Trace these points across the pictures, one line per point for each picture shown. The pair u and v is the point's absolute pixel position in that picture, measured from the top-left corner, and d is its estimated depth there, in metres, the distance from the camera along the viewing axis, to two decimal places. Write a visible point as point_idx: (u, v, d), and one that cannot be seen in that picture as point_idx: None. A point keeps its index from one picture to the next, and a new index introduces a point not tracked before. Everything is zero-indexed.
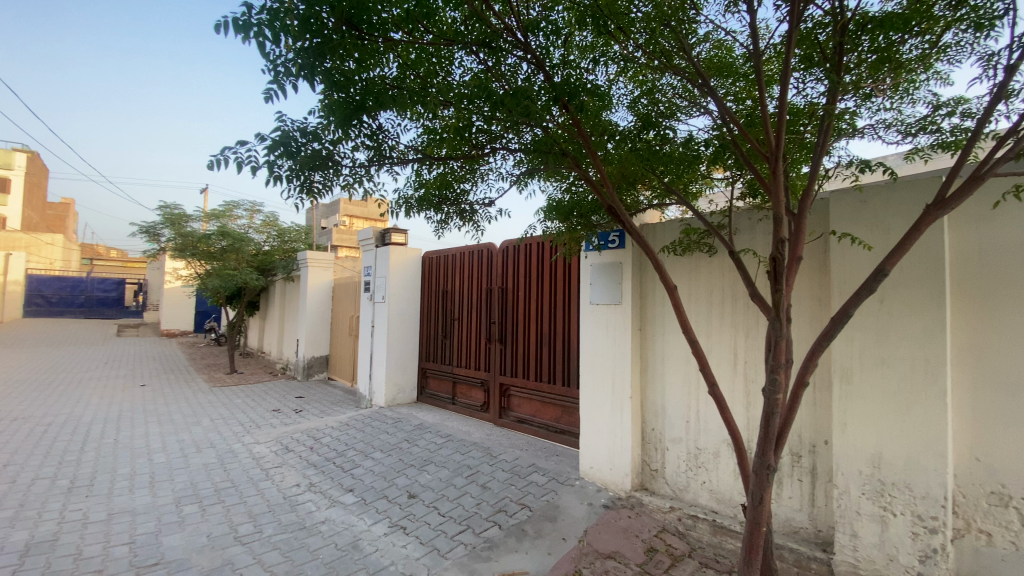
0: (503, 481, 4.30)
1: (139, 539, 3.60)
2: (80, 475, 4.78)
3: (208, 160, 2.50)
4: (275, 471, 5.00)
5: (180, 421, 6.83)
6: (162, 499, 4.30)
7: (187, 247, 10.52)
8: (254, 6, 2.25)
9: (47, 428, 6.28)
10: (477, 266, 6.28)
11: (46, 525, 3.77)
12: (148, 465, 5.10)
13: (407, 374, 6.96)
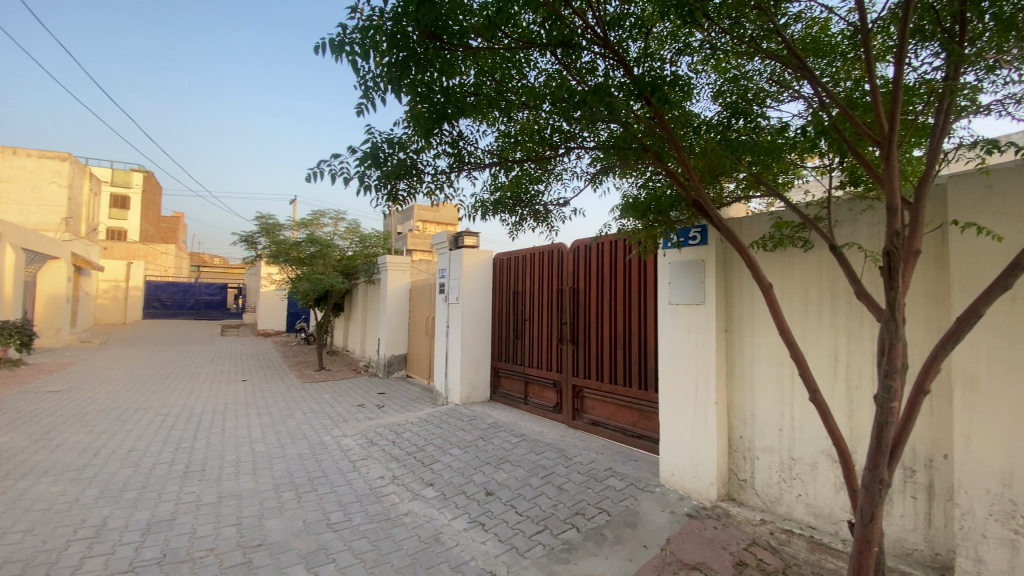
0: (579, 484, 4.25)
1: (244, 521, 3.94)
2: (194, 460, 5.32)
3: (308, 174, 2.77)
4: (360, 463, 5.27)
5: (276, 414, 7.41)
6: (263, 485, 4.67)
7: (280, 253, 11.42)
8: (348, 26, 2.43)
9: (166, 418, 7.05)
10: (548, 266, 6.27)
11: (167, 504, 4.23)
12: (250, 454, 5.57)
13: (481, 373, 7.09)
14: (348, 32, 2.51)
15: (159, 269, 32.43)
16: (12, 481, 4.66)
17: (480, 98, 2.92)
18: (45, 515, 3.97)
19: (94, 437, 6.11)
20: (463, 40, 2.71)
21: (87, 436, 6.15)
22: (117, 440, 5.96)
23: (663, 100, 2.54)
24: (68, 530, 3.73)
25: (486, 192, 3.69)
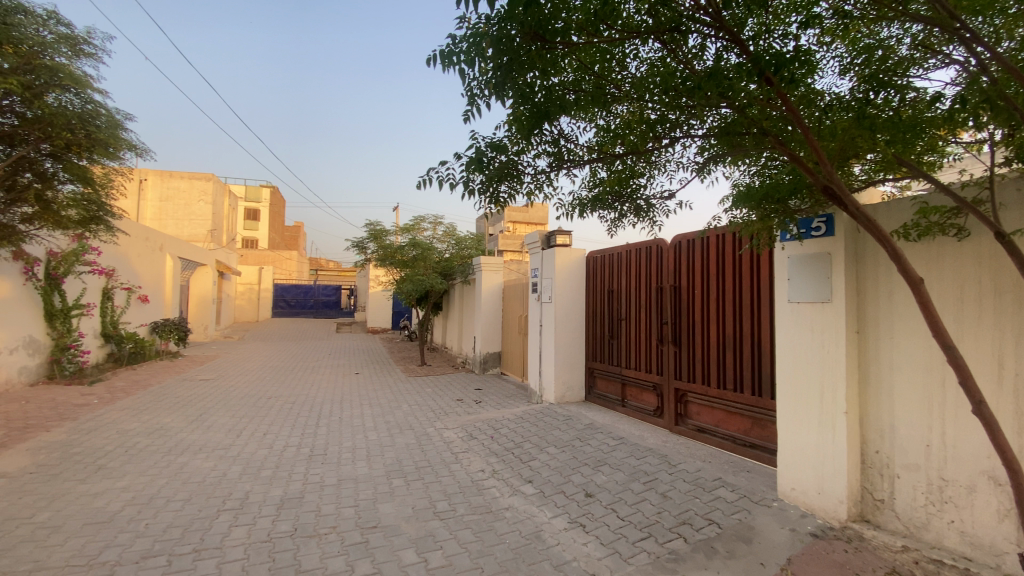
0: (685, 492, 4.05)
1: (360, 503, 4.27)
2: (317, 445, 5.89)
3: (420, 181, 3.02)
4: (462, 455, 5.48)
5: (385, 405, 7.96)
6: (376, 471, 5.04)
7: (387, 257, 12.28)
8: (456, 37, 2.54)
9: (294, 406, 7.88)
10: (645, 263, 6.06)
11: (296, 483, 4.71)
12: (363, 441, 6.03)
13: (576, 373, 7.03)
14: (456, 42, 2.63)
15: (284, 273, 36.37)
16: (177, 455, 5.49)
17: (580, 93, 2.92)
18: (202, 486, 4.61)
19: (237, 420, 7.00)
20: (565, 37, 2.71)
21: (231, 419, 7.06)
22: (255, 424, 6.77)
23: (787, 78, 2.34)
24: (219, 500, 4.30)
25: (585, 190, 3.66)
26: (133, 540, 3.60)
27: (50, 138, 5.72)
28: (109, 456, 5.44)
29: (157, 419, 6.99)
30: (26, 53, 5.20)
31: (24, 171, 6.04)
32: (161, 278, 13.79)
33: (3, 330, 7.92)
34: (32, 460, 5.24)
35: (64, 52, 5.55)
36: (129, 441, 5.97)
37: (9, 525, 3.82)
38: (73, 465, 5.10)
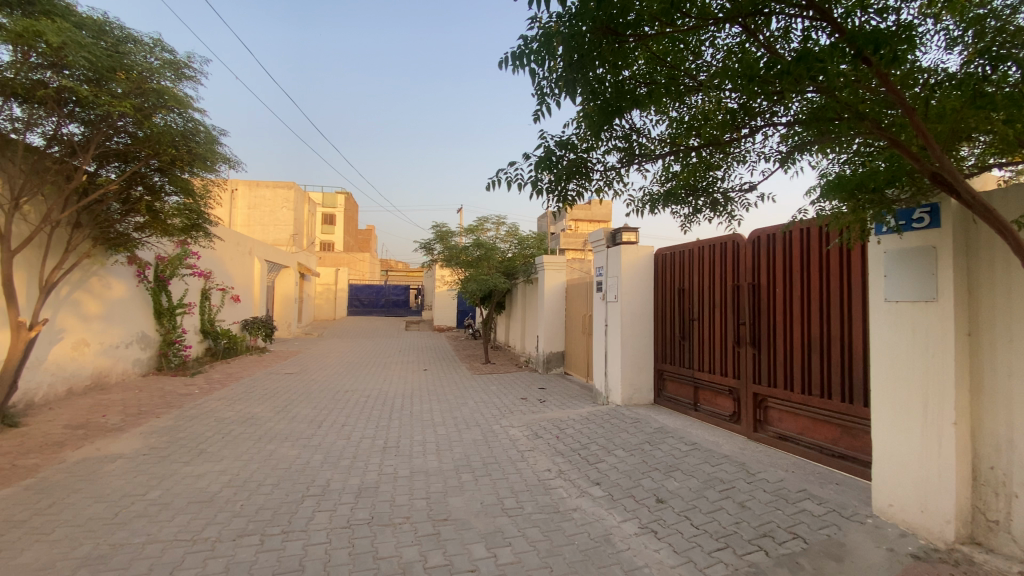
0: (766, 503, 3.82)
1: (431, 496, 4.41)
2: (390, 438, 6.15)
3: (490, 182, 3.31)
4: (528, 454, 5.51)
5: (452, 401, 8.17)
6: (445, 465, 5.18)
7: (453, 258, 12.59)
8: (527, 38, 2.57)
9: (368, 400, 8.29)
10: (719, 260, 5.79)
11: (371, 474, 4.95)
12: (433, 436, 6.22)
13: (644, 374, 6.85)
14: (527, 43, 2.65)
15: (357, 274, 38.36)
16: (266, 442, 5.94)
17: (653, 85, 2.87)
18: (288, 473, 4.96)
19: (318, 412, 7.47)
20: (638, 29, 2.65)
21: (313, 411, 7.54)
22: (334, 416, 7.19)
23: (887, 57, 2.19)
24: (303, 487, 4.61)
25: (657, 185, 3.57)
26: (230, 519, 3.94)
27: (158, 154, 6.36)
28: (208, 441, 5.99)
29: (248, 408, 7.61)
30: (138, 79, 5.75)
31: (138, 185, 6.84)
32: (250, 279, 15.01)
33: (122, 326, 8.95)
34: (146, 443, 5.88)
35: (169, 76, 6.09)
36: (225, 428, 6.55)
37: (129, 500, 4.31)
38: (179, 449, 5.67)
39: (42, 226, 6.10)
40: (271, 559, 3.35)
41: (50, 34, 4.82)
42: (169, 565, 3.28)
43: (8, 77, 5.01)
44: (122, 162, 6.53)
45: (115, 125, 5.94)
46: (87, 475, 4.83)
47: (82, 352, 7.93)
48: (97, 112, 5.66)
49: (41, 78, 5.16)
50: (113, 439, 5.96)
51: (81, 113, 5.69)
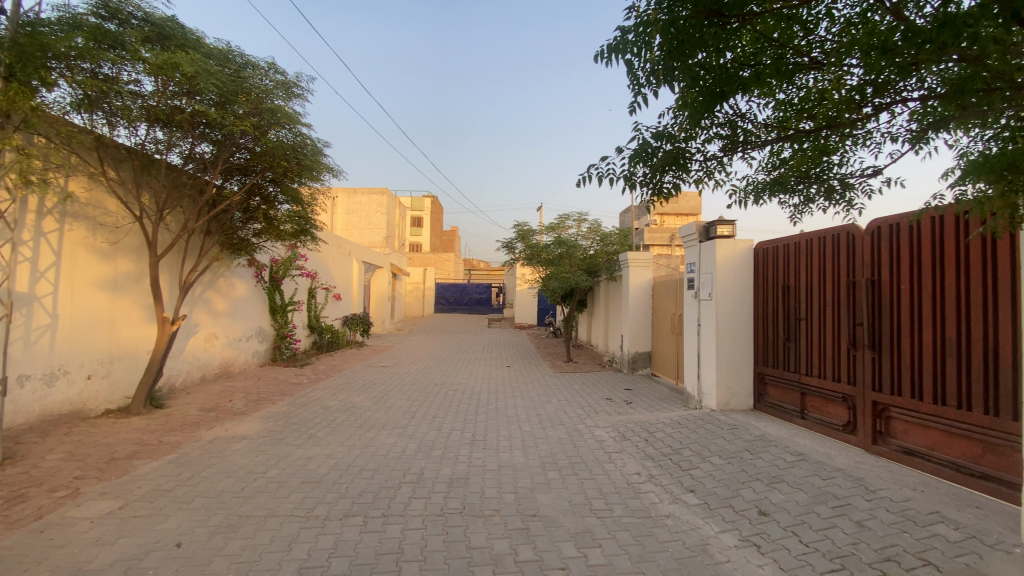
0: (889, 524, 3.44)
1: (520, 491, 4.47)
2: (478, 431, 6.33)
3: (580, 178, 3.25)
4: (616, 455, 5.40)
5: (537, 399, 8.22)
6: (532, 461, 5.23)
7: (534, 256, 12.67)
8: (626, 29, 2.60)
9: (455, 394, 8.60)
10: (831, 255, 5.29)
11: (461, 465, 5.13)
12: (519, 432, 6.31)
13: (741, 378, 6.44)
14: (626, 34, 2.69)
15: (444, 273, 39.92)
16: (365, 430, 6.38)
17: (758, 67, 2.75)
18: (386, 460, 5.28)
19: (411, 403, 7.88)
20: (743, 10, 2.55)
21: (406, 402, 7.96)
22: (426, 408, 7.54)
23: None
24: (400, 474, 4.89)
25: (763, 173, 3.64)
26: (337, 500, 4.27)
27: (272, 167, 7.07)
28: (316, 427, 6.54)
29: (350, 398, 8.21)
30: (255, 100, 6.41)
31: (256, 196, 7.62)
32: (348, 279, 16.17)
33: (244, 321, 10.04)
34: (265, 426, 6.55)
35: (280, 95, 6.72)
36: (330, 415, 7.12)
37: (252, 476, 4.83)
38: (292, 433, 6.25)
39: (181, 234, 7.01)
40: (373, 540, 3.58)
41: (185, 64, 5.55)
42: (287, 538, 3.62)
43: (152, 104, 5.80)
44: (243, 175, 7.31)
45: (237, 142, 6.66)
46: (218, 453, 5.47)
47: (212, 344, 9.00)
48: (224, 132, 6.39)
49: (177, 104, 5.91)
50: (238, 421, 6.71)
51: (211, 133, 6.45)
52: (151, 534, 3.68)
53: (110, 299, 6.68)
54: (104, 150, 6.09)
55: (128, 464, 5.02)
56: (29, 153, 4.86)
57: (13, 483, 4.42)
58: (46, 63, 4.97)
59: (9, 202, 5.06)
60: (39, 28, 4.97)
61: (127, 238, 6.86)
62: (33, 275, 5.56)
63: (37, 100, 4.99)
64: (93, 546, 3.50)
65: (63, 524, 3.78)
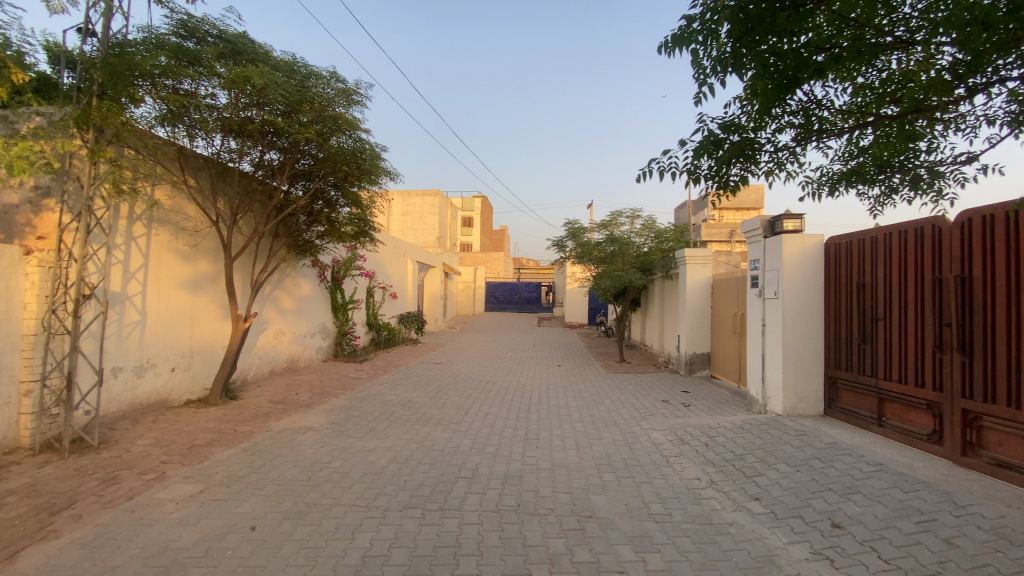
0: (984, 544, 3.14)
1: (575, 491, 4.43)
2: (531, 430, 6.34)
3: (641, 172, 3.79)
4: (674, 459, 5.24)
5: (590, 399, 8.13)
6: (586, 462, 5.17)
7: (586, 254, 12.53)
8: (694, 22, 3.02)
9: (508, 392, 8.65)
10: (913, 250, 4.89)
11: (515, 463, 5.15)
12: (573, 432, 6.25)
13: (810, 381, 6.08)
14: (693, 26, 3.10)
15: (495, 271, 40.31)
16: (421, 425, 6.54)
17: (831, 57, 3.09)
18: (441, 455, 5.40)
19: (465, 400, 8.00)
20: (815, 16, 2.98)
21: (460, 399, 8.10)
22: (479, 405, 7.64)
23: None
24: (456, 469, 4.98)
25: (844, 163, 3.95)
26: (397, 492, 4.41)
27: (334, 172, 7.40)
28: (375, 420, 6.79)
29: (406, 393, 8.45)
30: (318, 108, 6.72)
31: (319, 200, 8.00)
32: (403, 278, 16.65)
33: (308, 318, 10.58)
34: (328, 418, 6.87)
35: (341, 103, 7.00)
36: (388, 409, 7.36)
37: (318, 466, 5.08)
38: (353, 425, 6.52)
39: (253, 237, 7.46)
40: (432, 532, 3.67)
41: (255, 77, 5.91)
42: (350, 526, 3.78)
43: (226, 116, 6.19)
44: (307, 180, 7.67)
45: (302, 148, 7.01)
46: (286, 443, 5.80)
47: (280, 340, 9.54)
48: (290, 139, 6.74)
49: (247, 115, 6.28)
50: (304, 413, 7.07)
51: (279, 141, 6.82)
52: (228, 517, 3.95)
53: (190, 298, 7.22)
54: (184, 160, 6.59)
55: (207, 451, 5.41)
56: (120, 165, 5.34)
57: (110, 465, 4.86)
58: (134, 81, 5.44)
59: (103, 209, 5.57)
60: (128, 49, 5.44)
61: (205, 241, 7.44)
62: (126, 276, 6.09)
63: (127, 115, 5.47)
64: (178, 526, 3.79)
65: (151, 505, 4.12)
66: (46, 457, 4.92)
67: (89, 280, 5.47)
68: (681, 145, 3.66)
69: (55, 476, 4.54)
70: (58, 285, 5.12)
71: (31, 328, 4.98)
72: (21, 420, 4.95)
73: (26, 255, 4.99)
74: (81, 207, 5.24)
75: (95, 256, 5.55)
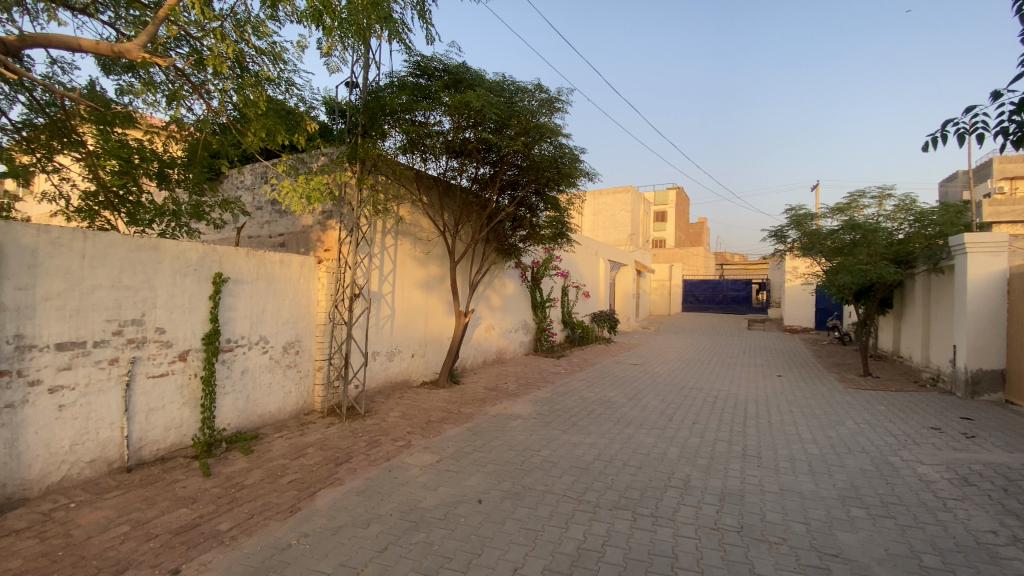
0: None
1: (812, 523, 3.82)
2: (749, 445, 5.70)
3: (926, 142, 3.28)
4: (953, 503, 4.11)
5: (823, 417, 6.94)
6: (826, 491, 4.41)
7: (814, 244, 10.87)
8: None
9: (716, 400, 7.96)
10: None
11: (734, 480, 4.68)
12: (804, 454, 5.41)
13: None
14: None
15: (692, 268, 37.74)
16: (624, 426, 6.47)
17: None
18: (649, 459, 5.24)
19: (668, 405, 7.63)
20: None
21: (663, 403, 7.76)
22: (684, 411, 7.21)
23: None
24: (665, 476, 4.77)
25: None
26: (606, 490, 4.43)
27: (537, 178, 7.80)
28: (578, 416, 6.97)
29: (606, 392, 8.48)
30: (525, 120, 7.21)
31: (524, 206, 8.58)
32: (597, 276, 16.82)
33: (513, 315, 11.48)
34: (535, 409, 7.31)
35: (545, 112, 7.40)
36: (589, 406, 7.48)
37: (530, 453, 5.44)
38: (558, 418, 6.81)
39: (471, 244, 8.40)
40: (646, 538, 3.58)
41: (473, 100, 6.57)
42: (564, 516, 3.93)
43: (451, 139, 7.04)
44: (514, 189, 8.23)
45: (510, 160, 7.59)
46: (501, 428, 6.36)
47: (490, 334, 10.57)
48: (500, 153, 7.36)
49: (465, 136, 7.01)
50: (513, 402, 7.67)
51: (491, 156, 7.49)
52: (459, 488, 4.49)
53: (424, 296, 8.48)
54: (420, 181, 7.79)
55: (439, 427, 6.28)
56: (377, 189, 6.60)
57: (371, 431, 6.02)
58: (383, 120, 6.69)
59: (366, 225, 6.95)
60: (379, 94, 6.68)
61: (434, 249, 8.69)
62: (382, 278, 7.47)
63: (380, 149, 6.73)
64: (422, 489, 4.48)
65: (401, 468, 4.96)
66: (330, 418, 6.33)
67: (358, 282, 6.86)
68: (992, 100, 3.10)
69: (337, 435, 5.80)
70: (338, 288, 6.56)
71: (322, 319, 6.48)
72: (316, 389, 6.50)
73: (319, 264, 6.49)
74: (353, 225, 6.64)
75: (363, 264, 6.94)
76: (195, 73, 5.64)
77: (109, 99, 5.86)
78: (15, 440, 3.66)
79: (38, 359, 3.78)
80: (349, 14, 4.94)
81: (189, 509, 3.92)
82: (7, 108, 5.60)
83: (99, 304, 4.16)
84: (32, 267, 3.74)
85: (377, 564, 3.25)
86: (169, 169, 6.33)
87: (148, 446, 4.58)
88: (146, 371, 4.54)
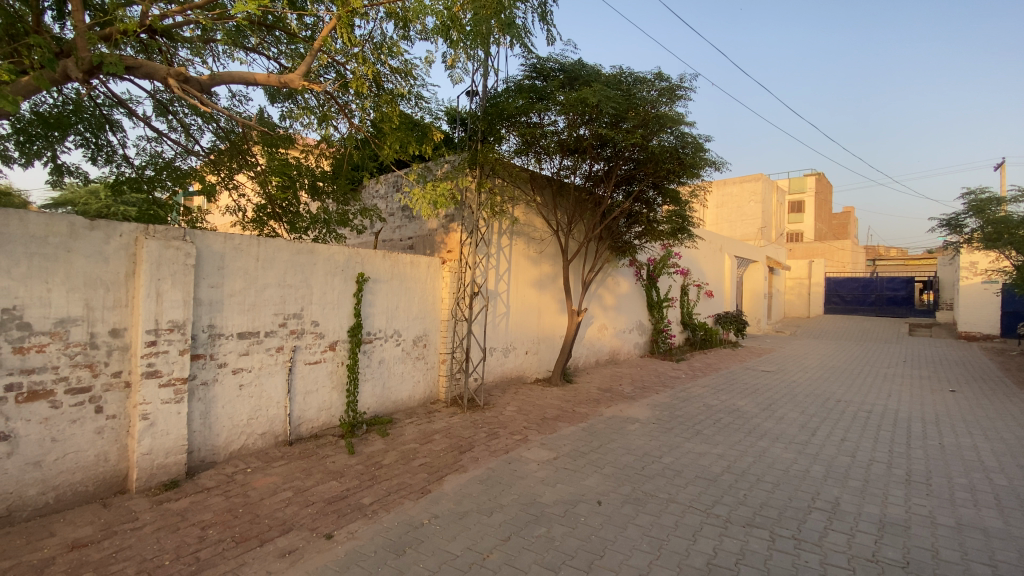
0: None
1: (1001, 566, 3.19)
2: (914, 470, 4.91)
3: None
4: None
5: (1017, 443, 5.72)
6: (1020, 531, 3.65)
7: (1001, 234, 9.08)
8: None
9: (869, 415, 6.98)
10: None
11: (895, 508, 4.06)
12: (989, 484, 4.53)
13: None
14: None
15: (835, 264, 33.46)
16: (756, 438, 5.94)
17: None
18: (787, 476, 4.75)
19: (809, 418, 6.86)
20: None
21: (802, 416, 6.99)
22: (829, 426, 6.42)
23: None
24: (808, 496, 4.30)
25: None
26: (737, 505, 4.13)
27: (656, 171, 7.50)
28: (702, 424, 6.56)
29: (733, 400, 7.87)
30: (643, 111, 6.94)
31: (639, 202, 8.30)
32: (721, 275, 15.68)
33: (628, 315, 11.20)
34: (654, 413, 7.04)
35: (665, 101, 7.10)
36: (715, 415, 7.00)
37: (650, 458, 5.25)
38: (680, 424, 6.48)
39: (585, 243, 8.34)
40: (787, 561, 3.26)
41: (590, 96, 6.47)
42: (691, 528, 3.73)
43: (565, 138, 7.03)
44: (628, 184, 8.02)
45: (626, 154, 7.38)
46: (619, 430, 6.22)
47: (603, 334, 10.42)
48: (616, 147, 7.20)
49: (580, 133, 6.92)
50: (629, 404, 7.46)
51: (605, 151, 7.37)
52: (578, 487, 4.49)
53: (538, 294, 8.62)
54: (534, 182, 7.94)
55: (555, 425, 6.33)
56: (495, 192, 6.86)
57: (491, 423, 6.27)
58: (500, 125, 7.01)
59: (484, 227, 7.25)
60: (498, 99, 6.94)
61: (548, 248, 8.79)
62: (498, 277, 7.73)
63: (497, 153, 7.00)
64: (541, 484, 4.56)
65: (520, 461, 5.09)
66: (453, 408, 6.72)
67: (477, 281, 7.19)
68: None
69: (460, 425, 6.13)
70: (459, 286, 6.95)
71: (446, 316, 6.91)
72: (440, 380, 6.95)
73: (443, 264, 6.94)
74: (472, 226, 6.97)
75: (481, 264, 7.25)
76: (340, 94, 6.32)
77: (274, 123, 6.84)
78: (209, 412, 4.43)
79: (225, 345, 4.52)
80: (473, 25, 5.20)
81: (338, 482, 4.43)
82: (199, 136, 6.79)
83: (269, 300, 4.87)
84: (221, 268, 4.47)
85: (501, 553, 3.38)
86: (319, 182, 7.19)
87: (305, 424, 5.25)
88: (304, 358, 5.22)
